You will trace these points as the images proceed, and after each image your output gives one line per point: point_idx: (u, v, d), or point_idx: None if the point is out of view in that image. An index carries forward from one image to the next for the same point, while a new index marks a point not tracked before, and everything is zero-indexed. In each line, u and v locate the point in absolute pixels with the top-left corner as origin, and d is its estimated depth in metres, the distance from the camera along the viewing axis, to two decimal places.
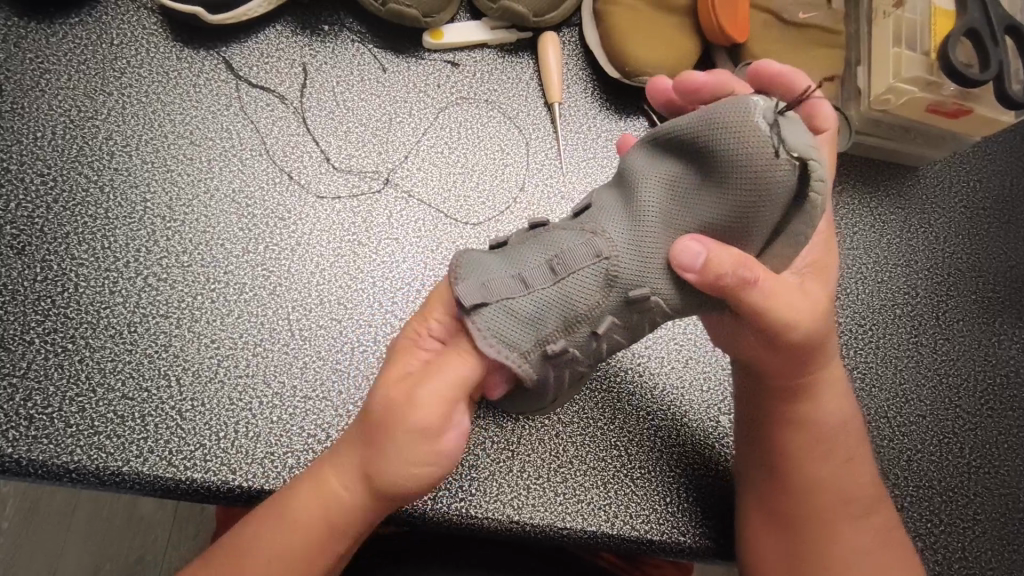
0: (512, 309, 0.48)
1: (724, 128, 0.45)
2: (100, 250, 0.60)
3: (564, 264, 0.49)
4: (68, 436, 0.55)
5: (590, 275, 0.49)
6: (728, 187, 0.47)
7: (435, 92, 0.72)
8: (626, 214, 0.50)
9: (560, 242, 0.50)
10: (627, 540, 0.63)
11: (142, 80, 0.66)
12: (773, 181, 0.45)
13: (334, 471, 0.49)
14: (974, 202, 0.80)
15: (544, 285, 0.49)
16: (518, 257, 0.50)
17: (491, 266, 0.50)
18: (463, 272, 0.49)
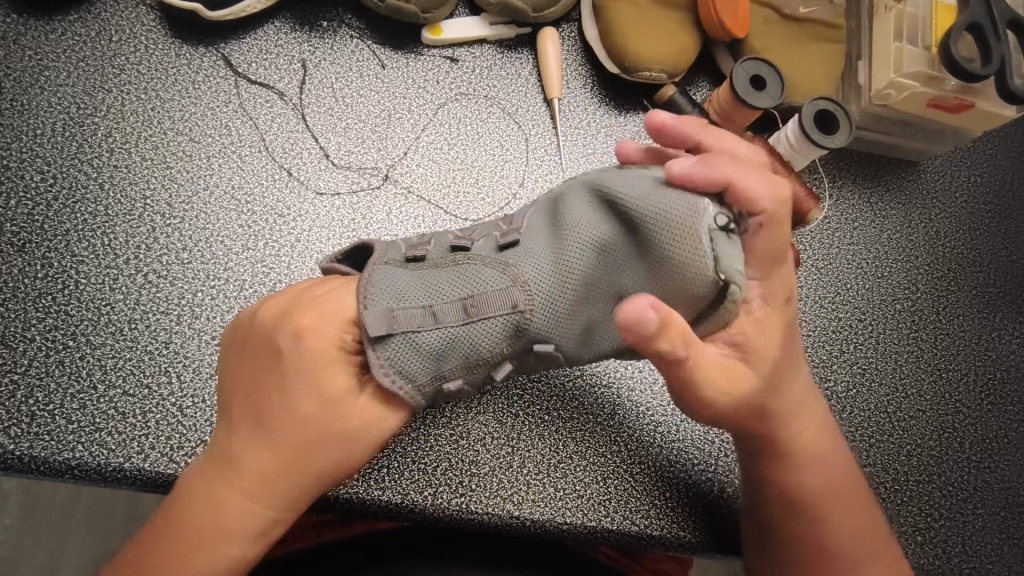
0: (415, 343, 0.47)
1: (671, 224, 0.45)
2: (100, 247, 0.60)
3: (477, 309, 0.48)
4: (70, 433, 0.55)
5: (498, 319, 0.48)
6: (659, 269, 0.47)
7: (434, 88, 0.72)
8: (552, 269, 0.49)
9: (478, 281, 0.49)
10: (626, 535, 0.63)
11: (141, 77, 0.66)
12: (696, 291, 0.45)
13: (287, 461, 0.47)
14: (975, 197, 0.79)
15: (453, 322, 0.48)
16: (434, 284, 0.49)
17: (409, 289, 0.48)
18: (375, 299, 0.47)
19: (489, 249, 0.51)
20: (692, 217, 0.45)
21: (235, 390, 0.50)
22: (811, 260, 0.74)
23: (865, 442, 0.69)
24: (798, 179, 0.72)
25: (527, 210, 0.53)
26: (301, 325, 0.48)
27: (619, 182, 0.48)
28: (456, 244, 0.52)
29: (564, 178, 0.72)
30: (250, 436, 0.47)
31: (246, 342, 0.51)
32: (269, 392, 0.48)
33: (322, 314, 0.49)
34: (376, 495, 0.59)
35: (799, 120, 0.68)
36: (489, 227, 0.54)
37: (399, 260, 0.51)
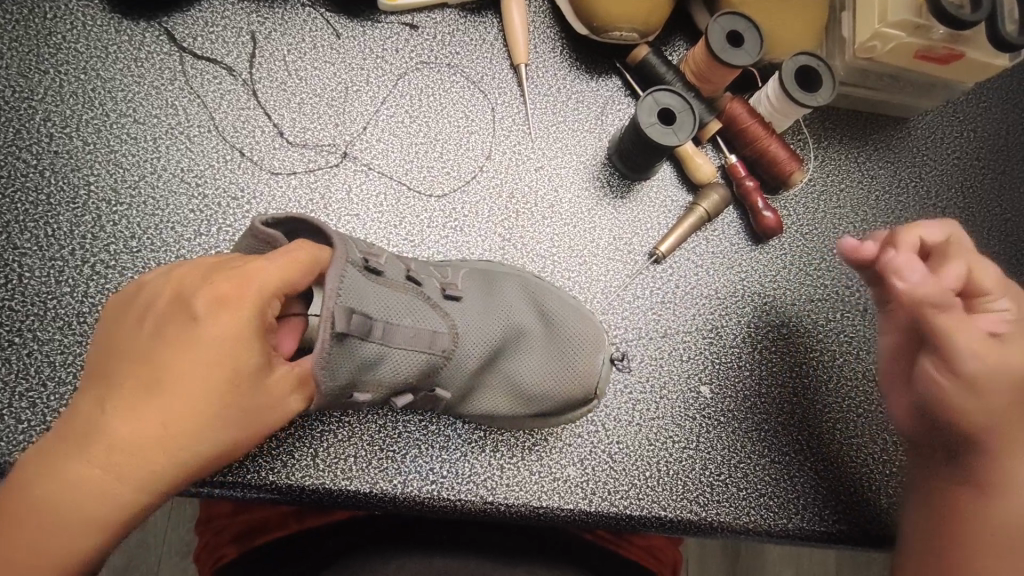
0: (354, 350, 0.43)
1: (584, 339, 0.59)
2: (43, 239, 0.58)
3: (417, 338, 0.47)
4: (20, 433, 0.53)
5: (421, 354, 0.48)
6: (559, 361, 0.58)
7: (393, 58, 0.68)
8: (477, 323, 0.53)
9: (423, 319, 0.48)
10: (606, 517, 0.61)
11: (79, 56, 0.62)
12: (575, 392, 0.58)
13: (172, 450, 0.37)
14: (968, 152, 0.76)
15: (397, 341, 0.45)
16: (387, 298, 0.45)
17: (372, 293, 0.44)
18: (341, 293, 0.41)
19: (436, 294, 0.51)
20: (593, 340, 0.59)
21: (116, 356, 0.39)
22: (794, 226, 0.71)
23: (854, 413, 0.67)
24: (780, 141, 0.68)
25: (461, 273, 0.57)
26: (218, 283, 0.38)
27: (547, 288, 0.61)
28: (410, 272, 0.49)
29: (534, 148, 0.69)
30: (124, 414, 0.37)
31: (140, 299, 0.40)
32: (160, 366, 0.37)
33: (249, 273, 0.38)
34: (343, 485, 0.58)
35: (779, 79, 0.64)
36: (428, 267, 0.54)
37: (362, 260, 0.45)
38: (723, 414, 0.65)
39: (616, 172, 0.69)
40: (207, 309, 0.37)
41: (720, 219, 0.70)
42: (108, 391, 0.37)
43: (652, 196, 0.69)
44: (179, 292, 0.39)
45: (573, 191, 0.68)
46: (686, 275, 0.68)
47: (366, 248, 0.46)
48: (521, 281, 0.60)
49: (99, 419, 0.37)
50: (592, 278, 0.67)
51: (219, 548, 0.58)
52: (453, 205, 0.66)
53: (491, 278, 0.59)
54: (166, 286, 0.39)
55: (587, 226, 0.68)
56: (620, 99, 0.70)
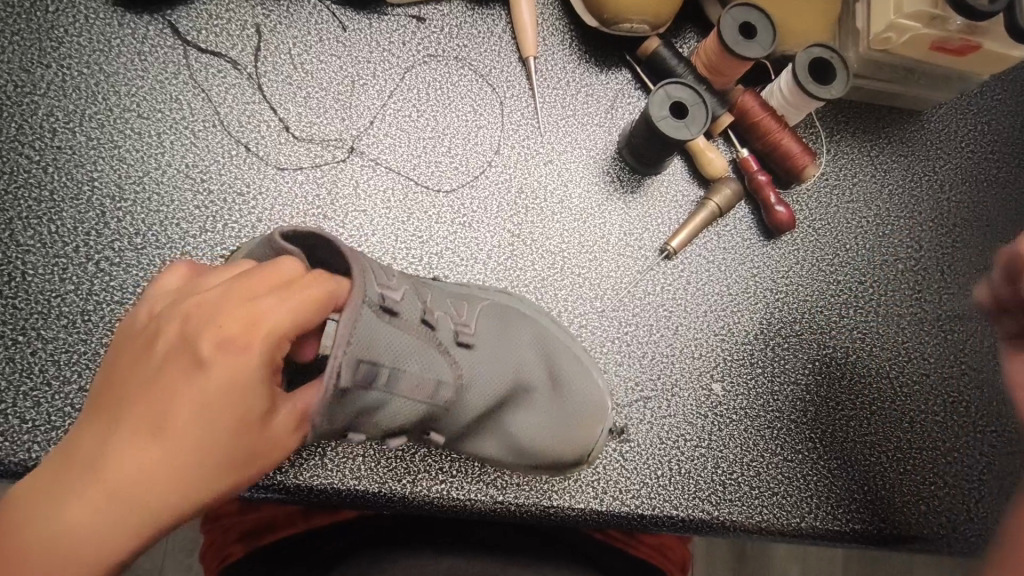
0: (354, 400, 0.40)
1: (590, 398, 0.57)
2: (47, 236, 0.57)
3: (417, 388, 0.44)
4: (25, 433, 0.53)
5: (420, 404, 0.45)
6: (561, 418, 0.55)
7: (400, 51, 0.67)
8: (485, 373, 0.50)
9: (430, 367, 0.45)
10: (617, 516, 0.61)
11: (82, 49, 0.61)
12: (574, 450, 0.56)
13: (166, 501, 0.34)
14: (983, 146, 0.74)
15: (397, 389, 0.43)
16: (400, 343, 0.42)
17: (385, 340, 0.41)
18: (353, 342, 0.38)
19: (447, 339, 0.47)
20: (597, 403, 0.57)
21: (111, 391, 0.35)
22: (807, 221, 0.70)
23: (867, 410, 0.66)
24: (793, 135, 0.67)
25: (477, 309, 0.53)
26: (227, 318, 0.34)
27: (553, 335, 0.57)
28: (425, 314, 0.46)
29: (543, 142, 0.68)
30: (116, 458, 0.34)
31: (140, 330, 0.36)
32: (156, 410, 0.34)
33: (260, 312, 0.35)
34: (353, 485, 0.58)
35: (792, 72, 0.63)
36: (443, 301, 0.50)
37: (377, 302, 0.41)
38: (735, 412, 0.64)
39: (626, 167, 0.68)
40: (213, 352, 0.34)
41: (732, 215, 0.69)
42: (100, 430, 0.34)
43: (663, 190, 0.68)
44: (176, 326, 0.35)
45: (583, 186, 0.67)
46: (697, 270, 0.67)
47: (385, 284, 0.43)
48: (536, 328, 0.57)
49: (91, 462, 0.34)
50: (602, 274, 0.66)
51: (226, 547, 0.58)
52: (462, 200, 0.65)
53: (506, 321, 0.55)
54: (168, 315, 0.36)
55: (598, 221, 0.67)
56: (630, 92, 0.69)
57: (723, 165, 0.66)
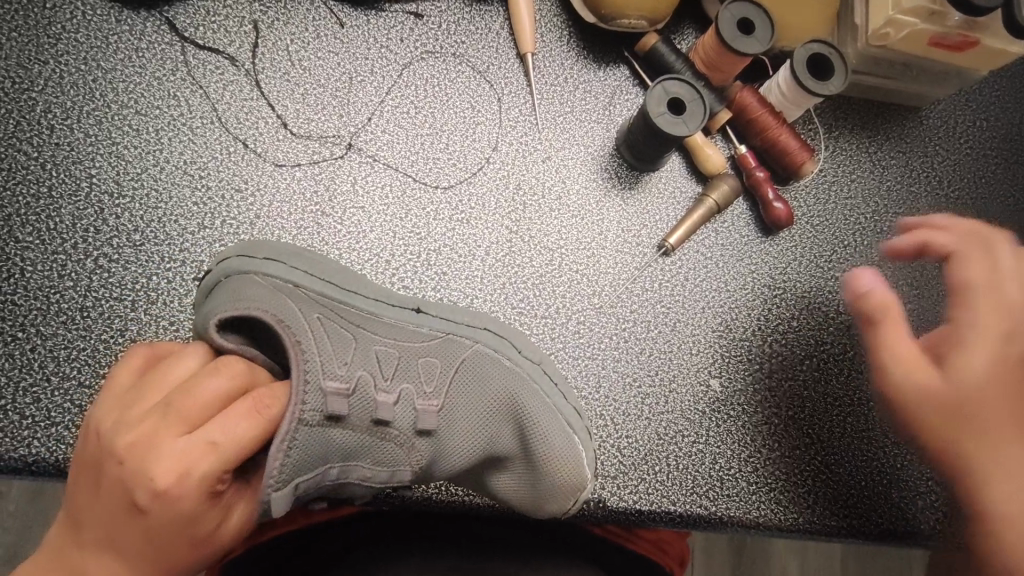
0: (312, 490, 0.47)
1: (561, 471, 0.54)
2: (45, 232, 0.57)
3: (375, 469, 0.50)
4: (25, 428, 0.53)
5: (375, 483, 0.52)
6: (528, 489, 0.55)
7: (398, 48, 0.67)
8: (445, 450, 0.53)
9: (382, 459, 0.50)
10: (615, 512, 0.61)
11: (80, 46, 0.61)
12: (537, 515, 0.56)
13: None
14: (981, 142, 0.74)
15: (354, 471, 0.50)
16: (344, 445, 0.47)
17: (326, 453, 0.46)
18: (280, 476, 0.42)
19: (405, 426, 0.50)
20: (573, 481, 0.54)
21: (81, 506, 0.41)
22: (805, 217, 0.70)
23: (865, 406, 0.66)
24: (792, 131, 0.67)
25: (450, 370, 0.53)
26: (159, 469, 0.39)
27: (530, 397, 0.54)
28: (378, 408, 0.49)
29: (541, 139, 0.68)
30: (92, 565, 0.41)
31: (98, 448, 0.41)
32: (126, 528, 0.40)
33: (191, 458, 0.39)
34: None
35: (791, 68, 0.63)
36: (411, 371, 0.52)
37: (318, 419, 0.45)
38: (732, 408, 0.64)
39: (624, 163, 0.68)
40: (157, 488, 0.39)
41: (731, 211, 0.69)
42: (80, 537, 0.41)
43: (661, 186, 0.68)
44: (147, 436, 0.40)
45: (581, 182, 0.67)
46: (695, 267, 0.67)
47: (326, 393, 0.45)
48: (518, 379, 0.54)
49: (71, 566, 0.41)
50: (600, 270, 0.66)
51: None
52: (461, 196, 0.65)
53: (487, 374, 0.54)
54: (115, 445, 0.40)
55: (596, 218, 0.67)
56: (628, 88, 0.69)
57: (722, 161, 0.66)
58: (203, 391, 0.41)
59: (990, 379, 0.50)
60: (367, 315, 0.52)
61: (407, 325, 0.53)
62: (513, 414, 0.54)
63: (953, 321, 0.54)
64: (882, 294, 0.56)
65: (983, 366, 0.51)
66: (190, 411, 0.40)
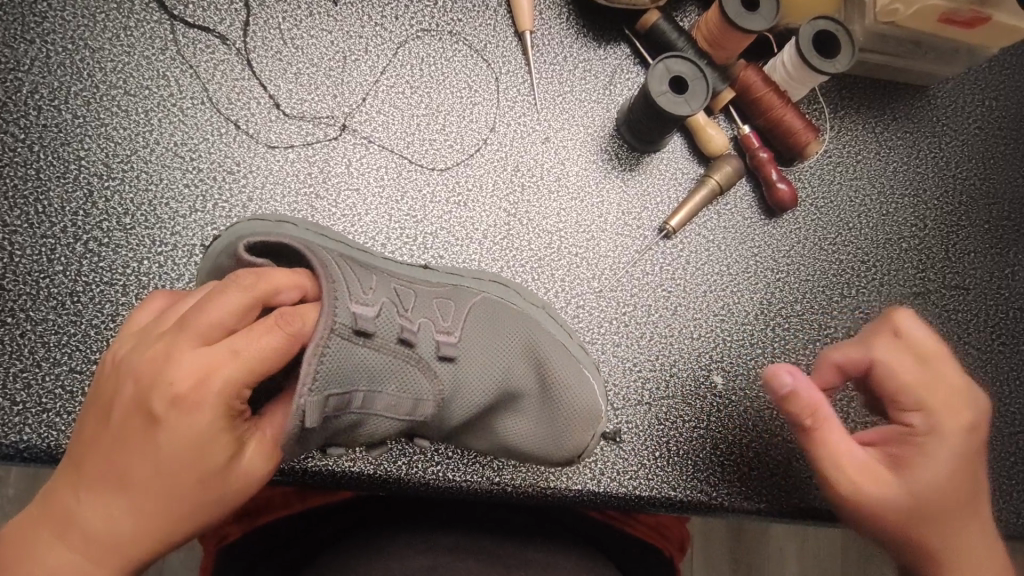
0: (332, 422, 0.42)
1: (586, 397, 0.54)
2: (34, 216, 0.56)
3: (398, 403, 0.45)
4: (16, 415, 0.52)
5: (399, 419, 0.46)
6: (554, 419, 0.54)
7: (393, 25, 0.65)
8: (470, 382, 0.50)
9: (408, 387, 0.46)
10: (614, 497, 0.60)
11: (66, 25, 0.60)
12: (562, 449, 0.54)
13: (142, 540, 0.37)
14: (990, 122, 0.73)
15: (377, 405, 0.44)
16: (372, 364, 0.43)
17: (357, 366, 0.42)
18: (319, 379, 0.38)
19: (427, 352, 0.47)
20: (590, 408, 0.54)
21: (92, 437, 0.38)
22: (809, 199, 0.69)
23: None
24: (796, 110, 0.66)
25: (464, 312, 0.52)
26: (176, 377, 0.36)
27: (544, 330, 0.55)
28: (405, 329, 0.46)
29: (539, 120, 0.66)
30: (98, 502, 0.36)
31: (112, 380, 0.39)
32: (134, 458, 0.36)
33: (212, 367, 0.36)
34: (346, 466, 0.57)
35: (795, 45, 0.61)
36: (429, 307, 0.50)
37: (351, 328, 0.41)
38: (733, 393, 0.63)
39: (625, 144, 0.67)
40: (176, 402, 0.36)
41: (733, 193, 0.68)
42: (87, 473, 0.37)
43: (663, 167, 0.67)
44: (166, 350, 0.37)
45: (580, 164, 0.66)
46: (697, 250, 0.66)
47: (358, 303, 0.43)
48: (530, 323, 0.55)
49: (70, 511, 0.37)
50: (599, 254, 0.65)
51: (222, 526, 0.57)
52: (457, 178, 0.64)
53: (498, 318, 0.54)
54: (133, 369, 0.38)
55: (596, 200, 0.66)
56: (629, 67, 0.68)
57: (725, 142, 0.65)
58: (220, 305, 0.38)
59: (954, 489, 0.49)
60: (372, 267, 0.51)
61: (411, 280, 0.53)
62: (530, 350, 0.53)
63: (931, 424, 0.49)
64: (806, 393, 0.50)
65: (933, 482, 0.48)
66: (209, 325, 0.37)
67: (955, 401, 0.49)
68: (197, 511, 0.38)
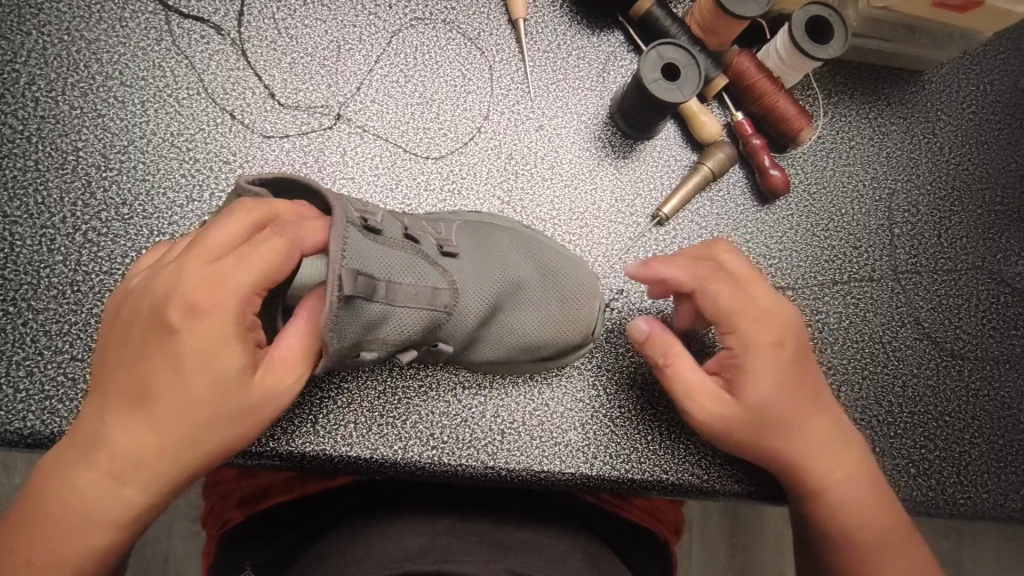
0: (361, 311, 0.41)
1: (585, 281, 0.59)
2: (33, 206, 0.57)
3: (419, 293, 0.45)
4: (20, 402, 0.53)
5: (425, 312, 0.45)
6: (558, 305, 0.57)
7: (386, 14, 0.66)
8: (477, 278, 0.51)
9: (424, 277, 0.46)
10: (607, 481, 0.61)
11: (61, 15, 0.60)
12: (576, 333, 0.58)
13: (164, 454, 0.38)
14: (985, 107, 0.73)
15: (403, 299, 0.44)
16: (389, 256, 0.44)
17: (373, 251, 0.42)
18: (348, 256, 0.40)
19: (432, 252, 0.49)
20: (591, 283, 0.60)
21: (111, 363, 0.39)
22: (802, 185, 0.69)
23: (858, 375, 0.66)
24: (789, 96, 0.66)
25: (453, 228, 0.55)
26: (189, 290, 0.37)
27: (529, 235, 0.60)
28: (406, 230, 0.48)
29: (533, 108, 0.66)
30: (125, 419, 0.38)
31: (122, 314, 0.40)
32: (157, 375, 0.37)
33: (223, 273, 0.37)
34: (343, 450, 0.58)
35: (789, 32, 0.61)
36: (420, 223, 0.53)
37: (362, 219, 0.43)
38: None
39: (619, 132, 0.67)
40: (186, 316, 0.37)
41: (726, 180, 0.68)
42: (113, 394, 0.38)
43: (656, 155, 0.67)
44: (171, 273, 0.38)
45: (574, 152, 0.66)
46: (691, 237, 0.67)
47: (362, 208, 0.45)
48: (511, 234, 0.59)
49: (101, 435, 0.38)
50: (593, 241, 0.65)
51: (224, 512, 0.59)
52: (452, 167, 0.64)
53: (481, 232, 0.57)
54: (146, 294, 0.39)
55: (589, 188, 0.66)
56: (622, 54, 0.68)
57: (718, 129, 0.65)
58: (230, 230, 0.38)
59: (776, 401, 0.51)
60: None
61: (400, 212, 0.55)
62: (525, 253, 0.58)
63: (743, 343, 0.51)
64: None
65: (765, 394, 0.51)
66: (221, 249, 0.38)
67: (767, 318, 0.52)
68: (222, 425, 0.39)
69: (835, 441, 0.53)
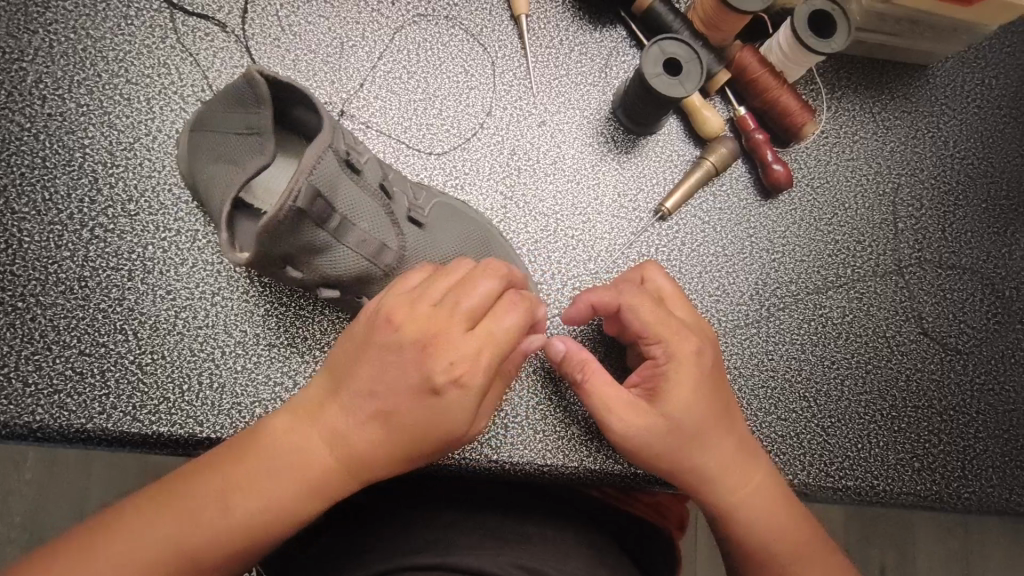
0: (304, 232, 0.45)
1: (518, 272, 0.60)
2: (41, 203, 0.57)
3: (365, 242, 0.48)
4: (28, 396, 0.54)
5: (365, 260, 0.49)
6: None
7: (389, 11, 0.66)
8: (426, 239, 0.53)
9: (377, 226, 0.49)
10: (610, 474, 0.61)
11: (68, 14, 0.61)
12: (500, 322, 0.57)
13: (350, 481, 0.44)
14: (990, 100, 0.72)
15: (351, 240, 0.47)
16: (354, 194, 0.47)
17: (348, 185, 0.46)
18: (315, 174, 0.44)
19: (400, 213, 0.53)
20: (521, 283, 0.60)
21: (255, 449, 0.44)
22: (806, 180, 0.69)
23: (861, 368, 0.66)
24: (793, 91, 0.66)
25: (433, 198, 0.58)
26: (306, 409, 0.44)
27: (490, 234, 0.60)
28: (383, 182, 0.52)
29: (536, 103, 0.67)
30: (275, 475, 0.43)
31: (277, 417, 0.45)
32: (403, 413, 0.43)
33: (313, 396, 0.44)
34: None
35: (790, 24, 0.62)
36: (404, 186, 0.56)
37: (344, 155, 0.47)
38: (728, 371, 0.64)
39: (621, 128, 0.67)
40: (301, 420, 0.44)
41: (729, 174, 0.68)
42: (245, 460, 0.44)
43: (659, 150, 0.67)
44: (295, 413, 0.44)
45: (576, 148, 0.67)
46: (693, 231, 0.67)
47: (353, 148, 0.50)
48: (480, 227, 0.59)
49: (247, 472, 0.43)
50: (596, 236, 0.65)
51: None
52: (455, 162, 0.65)
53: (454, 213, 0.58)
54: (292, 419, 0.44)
55: (592, 183, 0.66)
56: (625, 50, 0.68)
57: (720, 123, 0.65)
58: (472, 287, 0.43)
59: (693, 406, 0.50)
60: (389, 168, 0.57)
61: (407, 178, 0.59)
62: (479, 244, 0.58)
63: (666, 357, 0.51)
64: None
65: (682, 402, 0.50)
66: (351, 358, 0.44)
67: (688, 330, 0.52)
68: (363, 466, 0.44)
69: (745, 458, 0.53)
